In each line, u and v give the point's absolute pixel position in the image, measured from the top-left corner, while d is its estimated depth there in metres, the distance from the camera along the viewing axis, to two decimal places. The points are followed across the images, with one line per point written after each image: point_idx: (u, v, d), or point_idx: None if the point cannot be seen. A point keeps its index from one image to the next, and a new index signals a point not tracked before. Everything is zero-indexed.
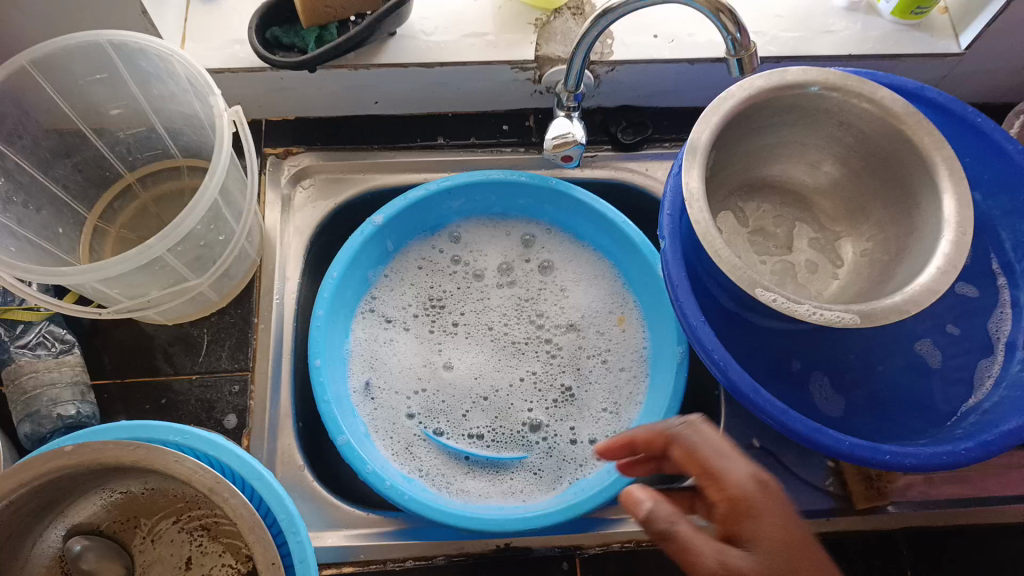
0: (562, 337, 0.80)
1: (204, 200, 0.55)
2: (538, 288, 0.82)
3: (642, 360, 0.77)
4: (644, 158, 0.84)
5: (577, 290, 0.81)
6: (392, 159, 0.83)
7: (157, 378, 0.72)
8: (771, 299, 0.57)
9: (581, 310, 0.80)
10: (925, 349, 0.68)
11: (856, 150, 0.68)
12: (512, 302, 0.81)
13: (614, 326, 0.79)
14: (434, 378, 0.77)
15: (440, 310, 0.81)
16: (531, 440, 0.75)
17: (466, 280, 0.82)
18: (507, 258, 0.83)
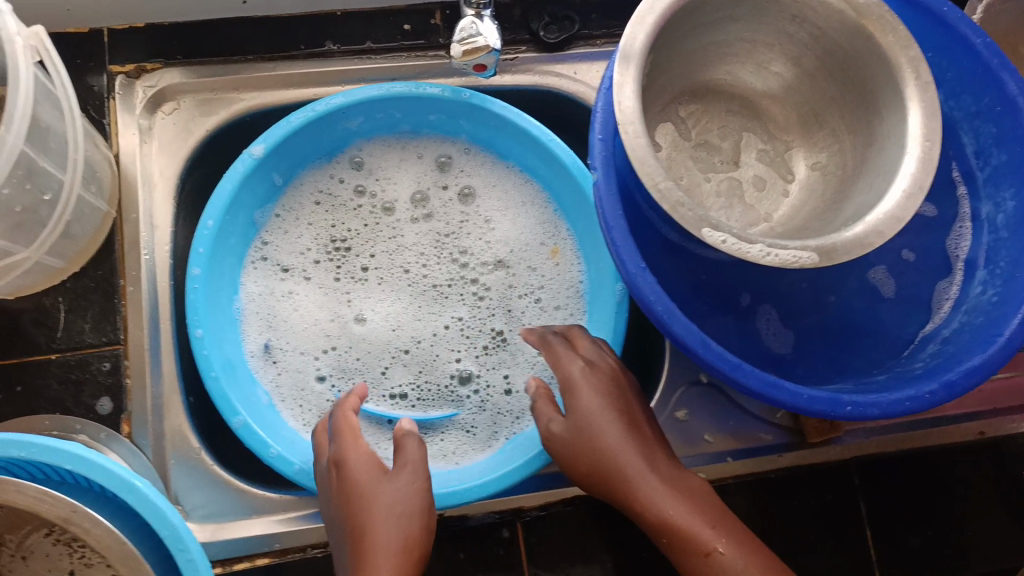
0: (489, 274, 0.71)
1: (6, 155, 0.42)
2: (458, 219, 0.71)
3: (578, 295, 0.70)
4: (572, 59, 0.72)
5: (503, 220, 0.72)
6: (272, 72, 0.68)
7: (8, 361, 0.61)
8: (719, 240, 0.49)
9: (510, 243, 0.71)
10: (879, 277, 0.62)
11: (810, 48, 0.59)
12: (431, 238, 0.71)
13: (546, 258, 0.71)
14: (346, 333, 0.68)
15: (347, 252, 0.70)
16: (462, 395, 0.68)
17: (375, 214, 0.71)
18: (421, 186, 0.72)
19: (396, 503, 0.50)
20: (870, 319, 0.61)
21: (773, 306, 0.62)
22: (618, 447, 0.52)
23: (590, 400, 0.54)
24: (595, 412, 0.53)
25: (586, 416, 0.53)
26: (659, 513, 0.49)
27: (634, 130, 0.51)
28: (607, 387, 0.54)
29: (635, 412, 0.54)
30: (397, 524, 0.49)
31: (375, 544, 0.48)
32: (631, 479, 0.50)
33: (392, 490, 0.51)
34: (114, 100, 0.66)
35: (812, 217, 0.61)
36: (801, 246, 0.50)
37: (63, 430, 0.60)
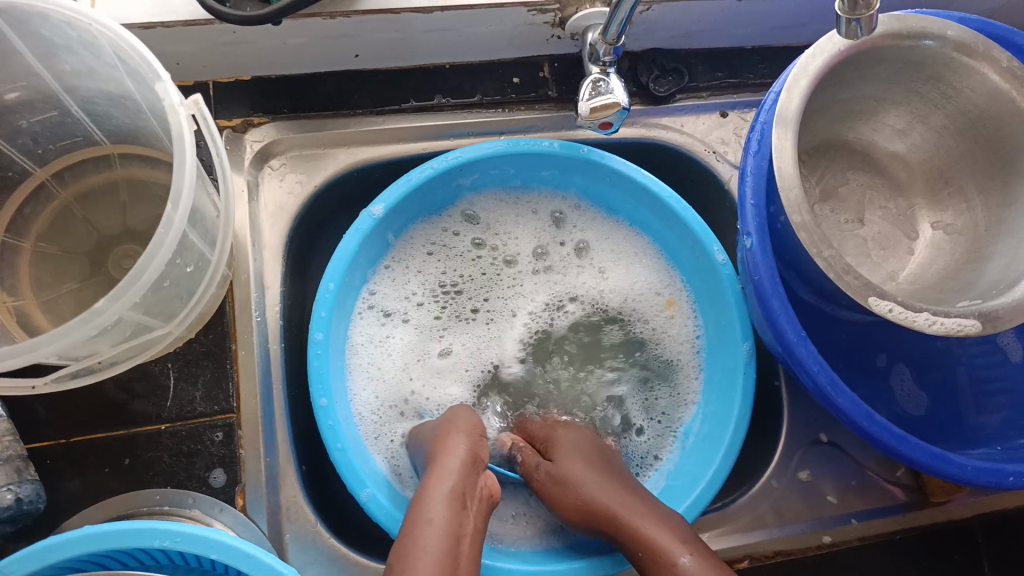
0: (600, 331, 0.69)
1: (173, 234, 0.43)
2: (568, 273, 0.69)
3: (696, 353, 0.67)
4: (679, 111, 0.70)
5: (616, 274, 0.69)
6: (382, 126, 0.66)
7: (115, 433, 0.58)
8: (887, 309, 0.49)
9: (624, 297, 0.69)
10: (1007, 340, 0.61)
11: (939, 107, 0.59)
12: (541, 292, 0.69)
13: (660, 312, 0.68)
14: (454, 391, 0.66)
15: (457, 305, 0.67)
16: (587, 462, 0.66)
17: (484, 265, 0.69)
18: (531, 237, 0.69)
19: (457, 437, 0.53)
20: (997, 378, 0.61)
21: (906, 365, 0.62)
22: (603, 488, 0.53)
23: (588, 440, 0.59)
24: (579, 457, 0.56)
25: (563, 443, 0.58)
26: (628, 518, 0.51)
27: (793, 197, 0.51)
28: (600, 445, 0.58)
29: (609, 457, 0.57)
30: (463, 451, 0.52)
31: (445, 456, 0.51)
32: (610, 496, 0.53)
33: (458, 428, 0.54)
34: None
35: (945, 276, 0.60)
36: (965, 313, 0.50)
37: (175, 505, 0.57)
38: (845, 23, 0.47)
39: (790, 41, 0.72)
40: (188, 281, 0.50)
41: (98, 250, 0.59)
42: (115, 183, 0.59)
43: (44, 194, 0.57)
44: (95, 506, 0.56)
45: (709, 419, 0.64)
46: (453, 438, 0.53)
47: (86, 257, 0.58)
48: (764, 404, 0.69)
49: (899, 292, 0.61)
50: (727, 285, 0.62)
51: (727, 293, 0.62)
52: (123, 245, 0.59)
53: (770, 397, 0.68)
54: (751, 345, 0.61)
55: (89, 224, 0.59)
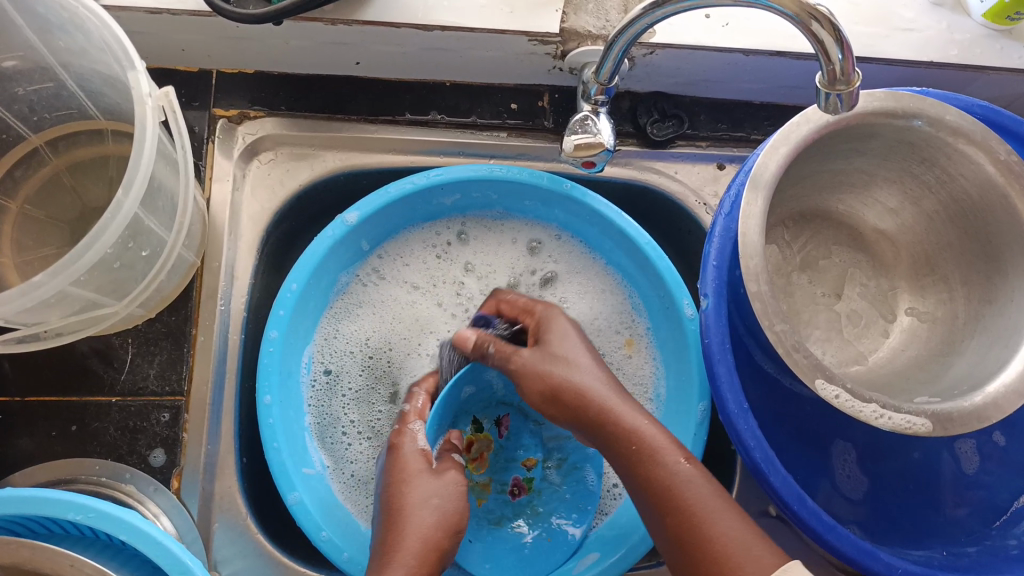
0: None
1: (118, 221, 0.44)
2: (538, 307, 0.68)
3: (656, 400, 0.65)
4: (673, 158, 0.70)
5: (588, 321, 0.68)
6: (373, 134, 0.67)
7: (68, 399, 0.59)
8: (832, 394, 0.47)
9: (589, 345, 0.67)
10: (968, 449, 0.59)
11: (933, 190, 0.56)
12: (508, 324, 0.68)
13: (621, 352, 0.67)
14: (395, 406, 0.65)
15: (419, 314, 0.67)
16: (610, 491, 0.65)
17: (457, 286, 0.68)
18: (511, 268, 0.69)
19: (434, 497, 0.50)
20: (952, 475, 0.59)
21: (856, 447, 0.60)
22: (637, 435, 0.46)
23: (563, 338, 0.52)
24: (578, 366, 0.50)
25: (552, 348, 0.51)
26: (666, 471, 0.44)
27: (754, 265, 0.49)
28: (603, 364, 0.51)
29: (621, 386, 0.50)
30: (426, 509, 0.50)
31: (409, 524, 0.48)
32: (608, 409, 0.47)
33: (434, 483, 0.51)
34: (213, 143, 0.64)
35: (914, 364, 0.57)
36: (916, 410, 0.48)
37: (112, 478, 0.58)
38: (825, 97, 0.45)
39: (799, 101, 0.71)
40: (144, 264, 0.51)
41: (79, 220, 0.60)
42: (106, 157, 0.60)
43: (36, 160, 0.60)
44: (39, 466, 0.58)
45: None
46: (419, 500, 0.50)
47: (68, 226, 0.60)
48: (716, 465, 0.67)
49: (850, 377, 0.58)
50: (690, 340, 0.61)
51: (691, 349, 0.61)
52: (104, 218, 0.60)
53: (724, 460, 0.67)
54: (706, 406, 0.60)
55: (75, 195, 0.60)
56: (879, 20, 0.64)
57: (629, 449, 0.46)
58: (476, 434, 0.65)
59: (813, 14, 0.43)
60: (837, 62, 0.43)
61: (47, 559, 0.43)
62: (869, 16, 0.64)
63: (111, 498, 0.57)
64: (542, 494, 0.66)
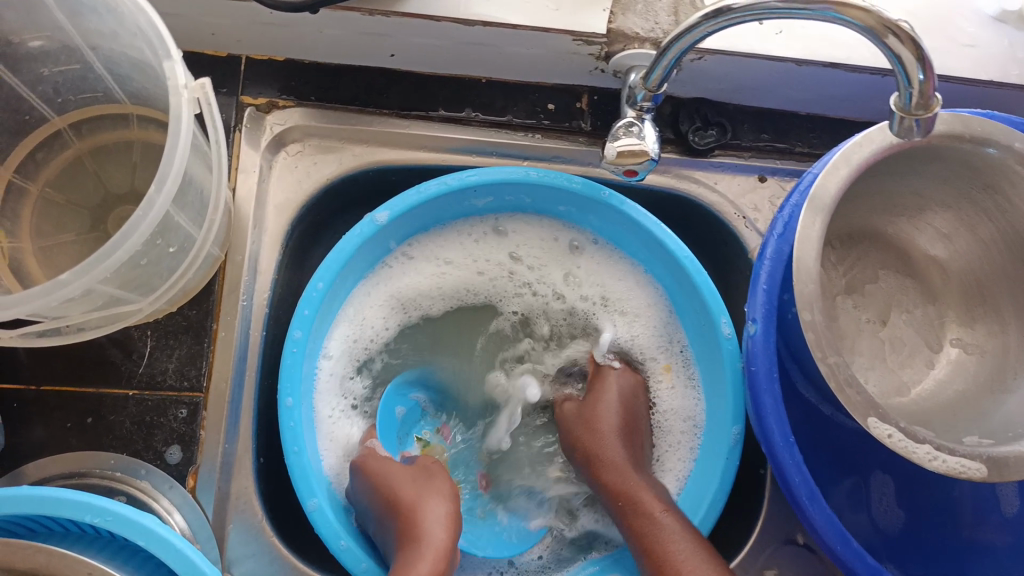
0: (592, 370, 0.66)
1: (150, 219, 0.42)
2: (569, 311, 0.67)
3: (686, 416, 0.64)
4: (713, 168, 0.67)
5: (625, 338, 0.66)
6: (404, 129, 0.64)
7: (83, 390, 0.57)
8: (885, 432, 0.46)
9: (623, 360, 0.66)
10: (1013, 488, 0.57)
11: (990, 218, 0.54)
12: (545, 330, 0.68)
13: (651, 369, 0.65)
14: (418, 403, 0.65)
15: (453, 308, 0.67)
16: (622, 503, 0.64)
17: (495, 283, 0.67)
18: (554, 274, 0.67)
19: (427, 494, 0.56)
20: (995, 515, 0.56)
21: (896, 480, 0.58)
22: (615, 461, 0.59)
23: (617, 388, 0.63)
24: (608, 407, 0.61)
25: (604, 399, 0.62)
26: (654, 530, 0.54)
27: (807, 291, 0.47)
28: (627, 400, 0.62)
29: (634, 434, 0.61)
30: (439, 527, 0.53)
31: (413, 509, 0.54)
32: (622, 469, 0.58)
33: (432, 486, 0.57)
34: (240, 132, 0.62)
35: (960, 399, 0.55)
36: (970, 454, 0.46)
37: (127, 474, 0.56)
38: (901, 120, 0.44)
39: (849, 114, 0.68)
40: (170, 261, 0.49)
41: (101, 206, 0.58)
42: (130, 142, 0.59)
43: (59, 142, 0.57)
44: (50, 458, 0.56)
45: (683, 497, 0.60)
46: (415, 486, 0.56)
47: (89, 212, 0.58)
48: (746, 487, 0.65)
49: (895, 409, 0.56)
50: (727, 360, 0.59)
51: (727, 370, 0.59)
52: (127, 205, 0.59)
53: (754, 483, 0.64)
54: (741, 430, 0.58)
55: (97, 179, 0.59)
56: (940, 34, 0.61)
57: (619, 501, 0.57)
58: (425, 448, 0.67)
59: (894, 30, 0.41)
60: (916, 84, 0.42)
61: (62, 565, 0.42)
62: (929, 29, 0.61)
63: (126, 493, 0.55)
64: (508, 482, 0.66)
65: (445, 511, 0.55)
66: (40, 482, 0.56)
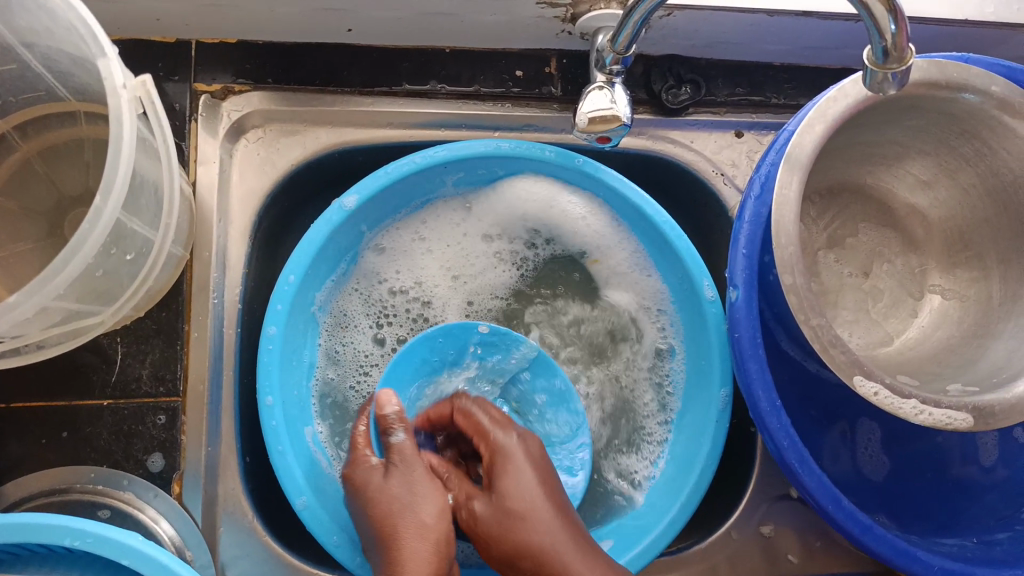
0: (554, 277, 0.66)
1: (99, 230, 0.40)
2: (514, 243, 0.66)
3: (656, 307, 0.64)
4: (689, 126, 0.65)
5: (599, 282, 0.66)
6: (367, 107, 0.62)
7: (56, 403, 0.55)
8: (872, 391, 0.45)
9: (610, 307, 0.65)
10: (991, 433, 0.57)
11: (970, 164, 0.53)
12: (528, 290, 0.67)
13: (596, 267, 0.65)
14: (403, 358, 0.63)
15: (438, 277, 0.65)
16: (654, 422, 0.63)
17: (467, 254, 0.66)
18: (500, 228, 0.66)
19: (420, 504, 0.49)
20: (970, 459, 0.57)
21: (880, 428, 0.58)
22: (541, 515, 0.47)
23: (519, 472, 0.50)
24: (523, 483, 0.49)
25: (512, 470, 0.50)
26: None
27: (791, 254, 0.46)
28: (542, 467, 0.51)
29: (552, 481, 0.51)
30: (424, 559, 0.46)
31: (400, 527, 0.47)
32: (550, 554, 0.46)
33: (425, 492, 0.50)
34: (196, 121, 0.59)
35: (944, 347, 0.55)
36: (958, 404, 0.46)
37: (109, 485, 0.55)
38: (874, 74, 0.42)
39: (822, 62, 0.67)
40: (129, 268, 0.47)
41: (56, 211, 0.56)
42: (80, 142, 0.56)
43: (4, 147, 0.55)
44: (28, 476, 0.55)
45: (674, 461, 0.60)
46: (405, 496, 0.49)
47: (44, 217, 0.56)
48: (737, 446, 0.65)
49: (878, 360, 0.56)
50: (711, 324, 0.58)
51: (712, 335, 0.58)
52: (83, 208, 0.56)
53: (745, 442, 0.64)
54: (729, 392, 0.57)
55: (50, 182, 0.56)
56: None
57: None
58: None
59: None
60: (888, 37, 0.40)
61: None
62: None
63: (110, 506, 0.54)
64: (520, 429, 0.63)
65: (439, 528, 0.48)
66: (20, 502, 0.54)
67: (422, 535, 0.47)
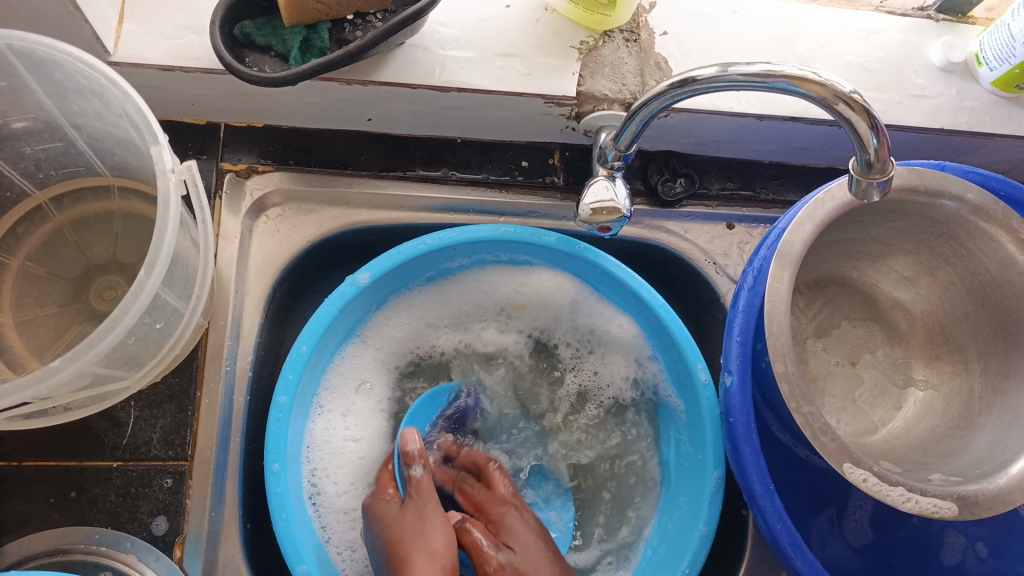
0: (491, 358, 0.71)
1: (140, 302, 0.43)
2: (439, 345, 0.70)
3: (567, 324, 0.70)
4: (683, 217, 0.69)
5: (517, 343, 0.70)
6: (382, 190, 0.66)
7: (66, 462, 0.57)
8: (860, 478, 0.47)
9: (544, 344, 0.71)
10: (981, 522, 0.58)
11: (949, 263, 0.56)
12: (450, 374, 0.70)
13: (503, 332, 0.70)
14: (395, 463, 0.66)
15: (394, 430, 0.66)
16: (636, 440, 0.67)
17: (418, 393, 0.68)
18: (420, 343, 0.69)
19: (429, 535, 0.54)
20: (957, 551, 0.58)
21: (868, 514, 0.59)
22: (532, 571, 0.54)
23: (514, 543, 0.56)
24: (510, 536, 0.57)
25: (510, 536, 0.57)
26: None
27: (781, 343, 0.48)
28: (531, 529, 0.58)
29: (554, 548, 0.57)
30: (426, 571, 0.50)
31: (409, 548, 0.52)
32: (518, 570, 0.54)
33: (433, 522, 0.55)
34: (221, 199, 0.63)
35: (928, 437, 0.57)
36: (942, 493, 0.47)
37: (111, 546, 0.55)
38: (860, 183, 0.46)
39: (809, 161, 0.71)
40: (157, 336, 0.50)
41: (82, 277, 0.59)
42: (111, 213, 0.60)
43: (38, 216, 0.58)
44: (34, 535, 0.55)
45: (668, 541, 0.61)
46: (415, 524, 0.54)
47: (70, 282, 0.58)
48: (728, 529, 0.66)
49: (866, 448, 0.58)
50: (705, 407, 0.60)
51: (706, 419, 0.60)
52: (109, 275, 0.59)
53: (736, 525, 0.65)
54: (722, 473, 0.59)
55: (78, 250, 0.59)
56: (891, 88, 0.64)
57: None
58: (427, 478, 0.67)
59: (843, 98, 0.44)
60: (871, 149, 0.45)
61: None
62: (881, 83, 0.65)
63: (111, 568, 0.55)
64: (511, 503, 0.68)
65: (446, 555, 0.52)
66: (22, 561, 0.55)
67: (432, 559, 0.51)
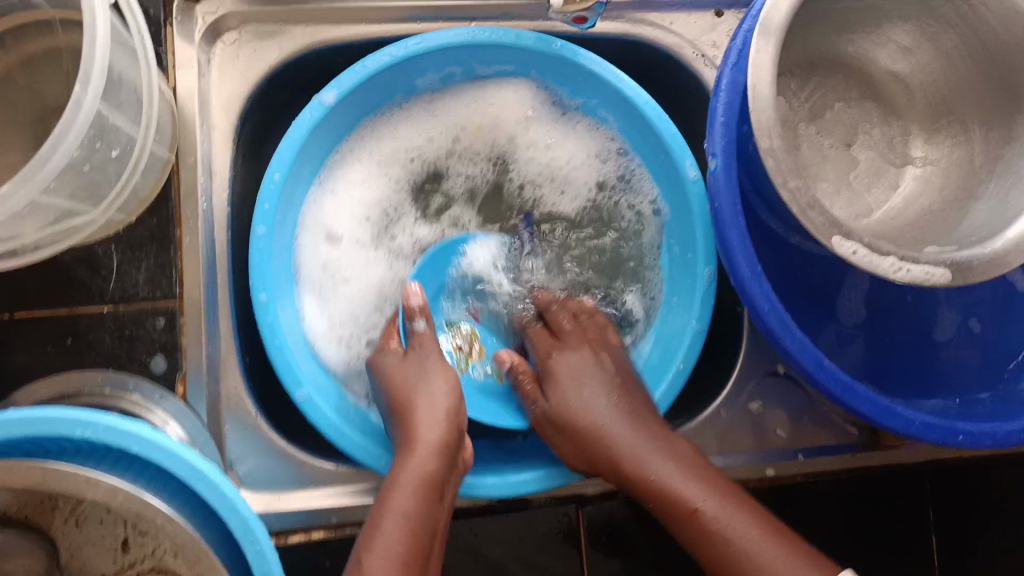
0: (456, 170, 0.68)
1: (82, 117, 0.41)
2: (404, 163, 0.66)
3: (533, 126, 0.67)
4: (669, 8, 0.64)
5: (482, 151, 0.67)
6: (342, 3, 0.61)
7: (59, 310, 0.57)
8: (850, 250, 0.46)
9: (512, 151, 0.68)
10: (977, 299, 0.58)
11: (954, 25, 0.52)
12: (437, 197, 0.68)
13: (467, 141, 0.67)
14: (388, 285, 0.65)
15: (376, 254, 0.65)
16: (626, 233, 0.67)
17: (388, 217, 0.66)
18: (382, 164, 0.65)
19: (432, 379, 0.56)
20: (953, 328, 0.58)
21: (864, 299, 0.59)
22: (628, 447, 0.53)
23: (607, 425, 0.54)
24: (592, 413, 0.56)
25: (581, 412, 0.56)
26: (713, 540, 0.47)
27: (767, 118, 0.46)
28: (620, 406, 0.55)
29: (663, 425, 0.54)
30: (434, 426, 0.53)
31: (414, 399, 0.54)
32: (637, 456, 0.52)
33: (435, 369, 0.57)
34: (171, 26, 0.59)
35: (925, 215, 0.55)
36: (935, 261, 0.46)
37: (116, 388, 0.56)
38: None
39: None
40: (116, 166, 0.48)
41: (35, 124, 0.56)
42: (54, 50, 0.56)
43: None
44: (39, 381, 0.56)
45: (661, 341, 0.62)
46: (417, 372, 0.56)
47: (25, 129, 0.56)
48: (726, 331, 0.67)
49: (862, 230, 0.56)
50: (695, 204, 0.59)
51: (695, 216, 0.59)
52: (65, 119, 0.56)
53: (733, 323, 0.66)
54: (713, 269, 0.58)
55: (26, 94, 0.56)
56: None
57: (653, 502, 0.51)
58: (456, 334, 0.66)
59: None
60: None
61: (61, 478, 0.42)
62: None
63: (120, 408, 0.56)
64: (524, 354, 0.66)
65: (445, 402, 0.55)
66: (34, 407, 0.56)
67: (446, 412, 0.54)
